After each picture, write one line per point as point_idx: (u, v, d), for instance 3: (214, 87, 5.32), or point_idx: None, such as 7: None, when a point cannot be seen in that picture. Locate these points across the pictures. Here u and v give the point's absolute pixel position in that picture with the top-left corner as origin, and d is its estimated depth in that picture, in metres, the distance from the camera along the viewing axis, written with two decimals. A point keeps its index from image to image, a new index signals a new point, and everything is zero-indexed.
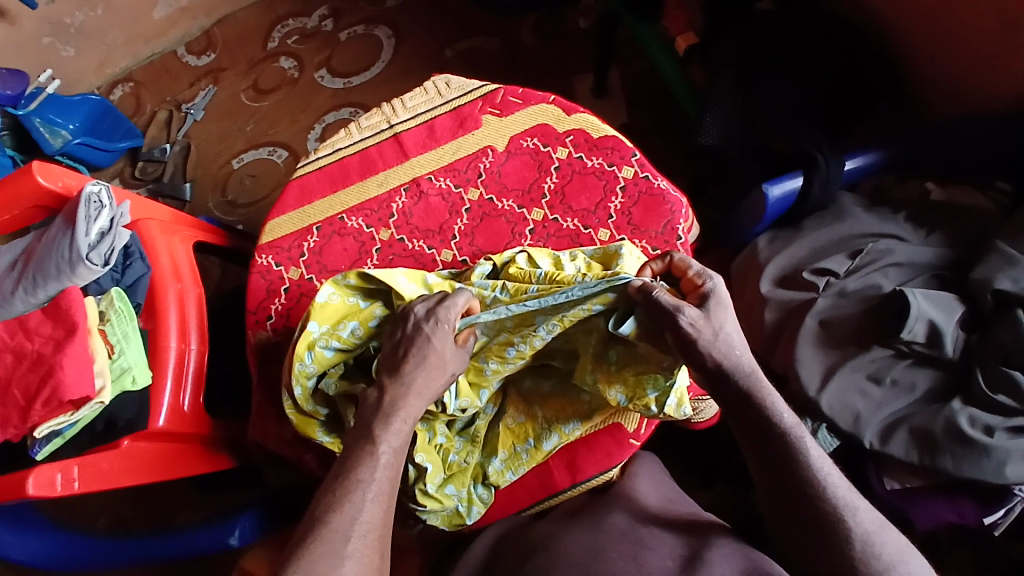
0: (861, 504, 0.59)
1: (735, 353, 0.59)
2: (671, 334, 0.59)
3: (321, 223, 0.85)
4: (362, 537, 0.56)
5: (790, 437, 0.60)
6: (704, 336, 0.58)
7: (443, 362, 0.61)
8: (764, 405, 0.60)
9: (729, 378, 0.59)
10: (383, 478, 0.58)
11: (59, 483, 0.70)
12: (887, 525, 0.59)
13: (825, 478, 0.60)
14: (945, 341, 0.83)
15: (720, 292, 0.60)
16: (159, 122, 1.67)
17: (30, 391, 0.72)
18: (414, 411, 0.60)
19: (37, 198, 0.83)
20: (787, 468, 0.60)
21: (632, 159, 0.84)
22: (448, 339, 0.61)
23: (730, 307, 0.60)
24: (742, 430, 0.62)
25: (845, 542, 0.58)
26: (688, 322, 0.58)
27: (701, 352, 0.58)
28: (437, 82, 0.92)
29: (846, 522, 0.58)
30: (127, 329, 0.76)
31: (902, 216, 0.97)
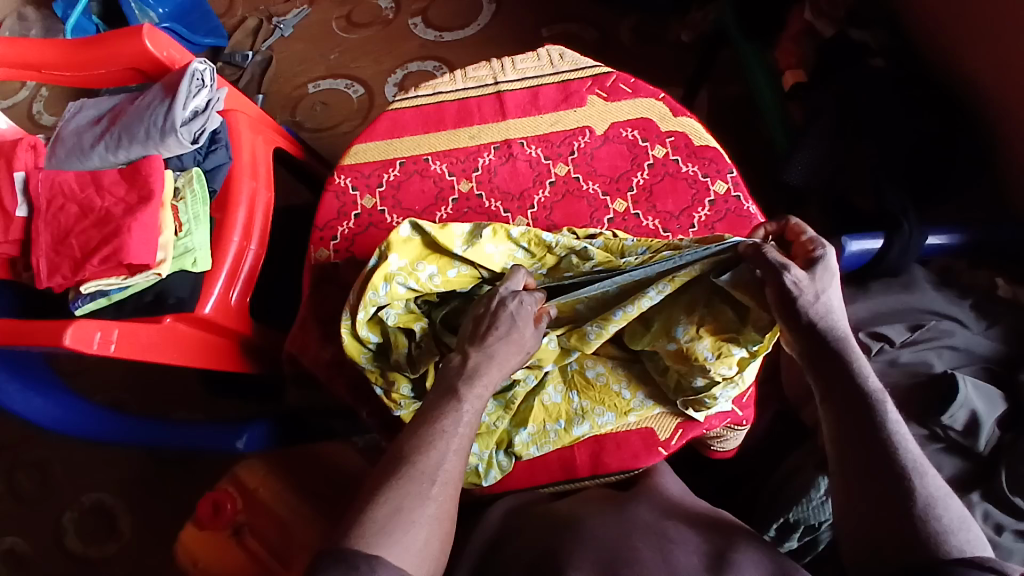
0: (930, 469, 0.54)
1: (832, 315, 0.58)
2: (771, 290, 0.58)
3: (405, 159, 0.85)
4: (444, 485, 0.54)
5: (874, 398, 0.56)
6: (805, 296, 0.57)
7: (522, 339, 0.59)
8: (851, 364, 0.58)
9: (820, 334, 0.58)
10: (463, 435, 0.56)
11: (96, 342, 0.65)
12: (953, 497, 0.53)
13: (899, 437, 0.55)
14: (981, 434, 0.80)
15: (827, 253, 0.60)
16: (246, 29, 1.66)
17: (90, 246, 0.72)
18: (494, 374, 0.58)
19: (135, 60, 0.82)
20: (860, 418, 0.56)
21: (727, 175, 0.83)
22: (529, 318, 0.59)
23: (836, 275, 0.59)
24: (819, 385, 0.59)
25: (908, 499, 0.51)
26: (793, 281, 0.57)
27: (800, 311, 0.57)
28: (551, 51, 0.91)
29: (912, 481, 0.52)
30: (199, 211, 0.76)
31: (969, 302, 0.95)
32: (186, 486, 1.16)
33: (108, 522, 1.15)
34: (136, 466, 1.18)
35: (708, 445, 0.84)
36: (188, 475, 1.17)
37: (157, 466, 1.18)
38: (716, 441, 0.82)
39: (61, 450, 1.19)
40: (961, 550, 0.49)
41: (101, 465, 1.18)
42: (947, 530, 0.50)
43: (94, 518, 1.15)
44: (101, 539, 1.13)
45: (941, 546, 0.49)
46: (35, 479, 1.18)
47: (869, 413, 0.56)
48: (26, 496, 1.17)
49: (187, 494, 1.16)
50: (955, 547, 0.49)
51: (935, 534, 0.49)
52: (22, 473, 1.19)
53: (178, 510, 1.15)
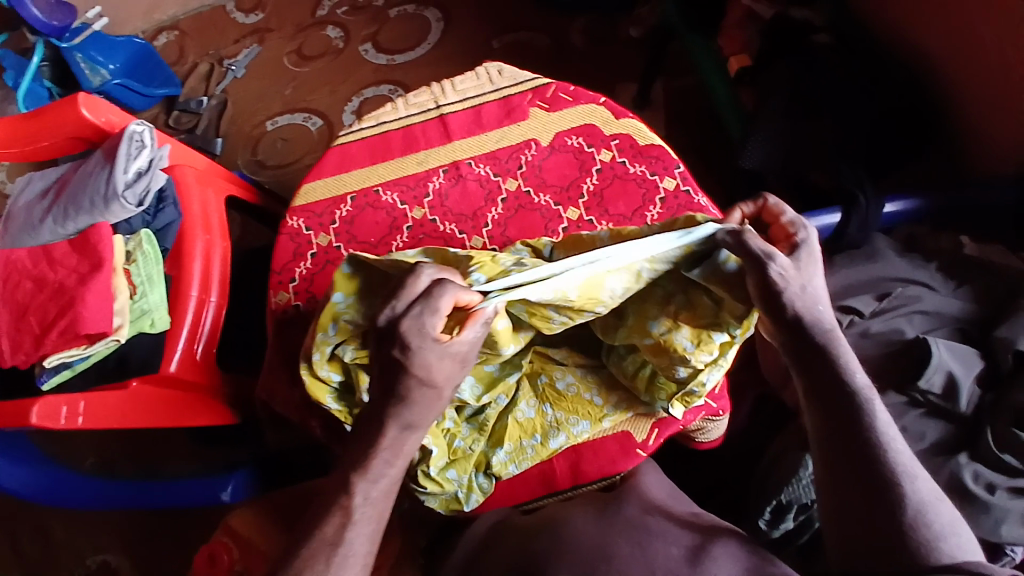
0: (919, 474, 0.56)
1: (818, 307, 0.57)
2: (755, 284, 0.55)
3: (356, 193, 0.85)
4: (348, 554, 0.55)
5: (860, 396, 0.57)
6: (791, 288, 0.55)
7: (429, 379, 0.53)
8: (837, 360, 0.58)
9: (807, 330, 0.56)
10: (378, 499, 0.56)
11: (64, 416, 0.70)
12: (943, 499, 0.56)
13: (890, 441, 0.56)
14: (961, 395, 0.81)
15: (810, 244, 0.58)
16: (199, 74, 1.67)
17: (48, 320, 0.72)
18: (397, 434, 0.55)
19: (77, 131, 0.83)
20: (851, 424, 0.56)
21: (675, 171, 0.83)
22: (431, 351, 0.52)
23: (819, 263, 0.58)
24: (807, 384, 0.59)
25: (899, 506, 0.54)
26: (778, 272, 0.54)
27: (784, 303, 0.55)
28: (490, 69, 0.92)
29: (903, 489, 0.54)
30: (152, 272, 0.76)
31: (934, 264, 0.95)
32: (184, 539, 1.16)
33: None
34: (132, 525, 1.17)
35: (692, 437, 0.84)
36: (185, 528, 1.17)
37: (152, 522, 1.17)
38: (698, 433, 0.83)
39: (54, 517, 1.19)
40: (951, 556, 0.52)
41: (98, 527, 1.18)
42: (938, 537, 0.52)
43: None
44: None
45: (929, 553, 0.51)
46: (32, 550, 1.18)
47: (859, 416, 0.57)
48: (25, 567, 1.17)
49: (186, 547, 1.16)
50: (944, 553, 0.52)
51: (926, 543, 0.52)
52: (19, 545, 1.18)
53: (179, 564, 1.14)
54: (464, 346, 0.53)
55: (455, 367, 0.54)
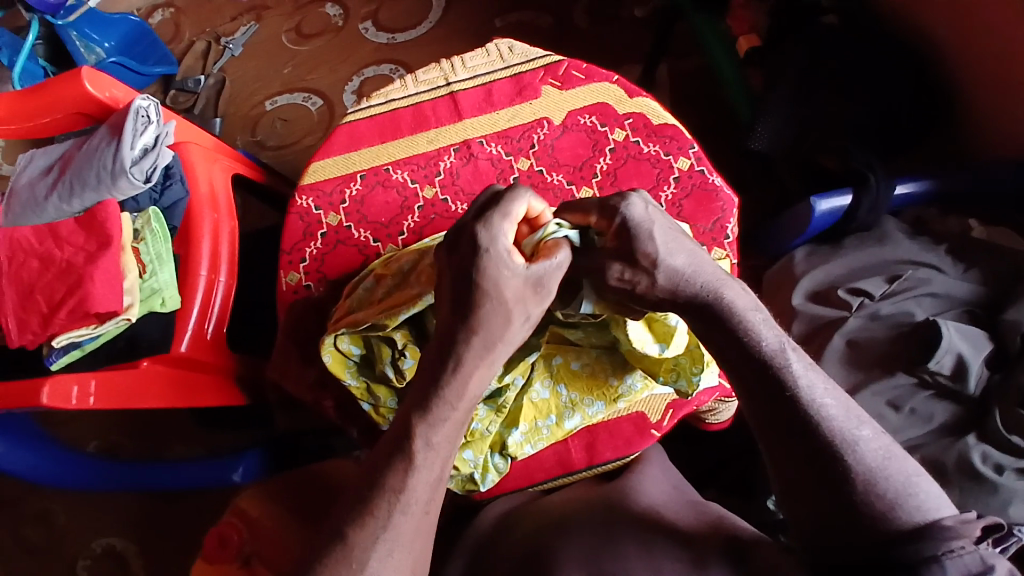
0: (864, 436, 0.50)
1: (684, 278, 0.54)
2: (614, 292, 0.57)
3: (366, 171, 0.84)
4: (405, 513, 0.50)
5: (774, 364, 0.52)
6: (642, 283, 0.54)
7: (502, 304, 0.52)
8: (743, 328, 0.53)
9: (697, 306, 0.54)
10: (441, 444, 0.52)
11: (74, 397, 0.69)
12: (895, 454, 0.50)
13: (819, 407, 0.50)
14: (970, 377, 0.82)
15: (636, 221, 0.54)
16: (195, 53, 1.63)
17: (55, 299, 0.71)
18: (471, 368, 0.52)
19: (80, 103, 0.81)
20: (779, 400, 0.51)
21: (689, 151, 0.83)
22: (505, 270, 0.52)
23: (666, 229, 0.54)
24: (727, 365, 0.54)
25: (845, 481, 0.48)
26: (618, 275, 0.55)
27: (649, 296, 0.55)
28: (500, 46, 0.90)
29: (847, 458, 0.49)
30: (161, 250, 0.75)
31: (943, 246, 0.95)
32: (189, 521, 1.16)
33: (115, 567, 1.14)
34: (137, 507, 1.17)
35: (701, 418, 0.84)
36: (190, 509, 1.16)
37: (156, 504, 1.17)
38: (707, 414, 0.83)
39: (57, 501, 1.19)
40: (913, 517, 0.47)
41: (102, 510, 1.18)
42: (892, 503, 0.47)
43: (101, 565, 1.14)
44: None
45: (886, 519, 0.47)
46: (36, 533, 1.17)
47: (784, 389, 0.51)
48: (30, 550, 1.17)
49: (191, 528, 1.16)
50: (904, 518, 0.47)
51: (882, 513, 0.47)
52: (22, 529, 1.18)
53: (185, 546, 1.14)
54: (542, 269, 0.54)
55: (524, 303, 0.53)
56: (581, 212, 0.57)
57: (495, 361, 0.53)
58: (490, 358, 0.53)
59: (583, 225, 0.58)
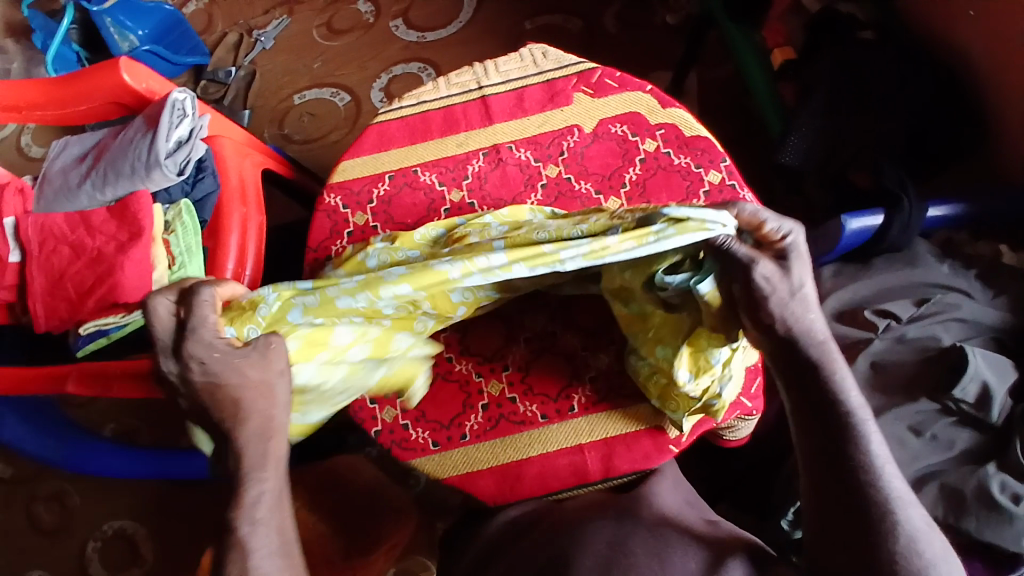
0: (912, 501, 0.52)
1: (808, 322, 0.55)
2: (741, 290, 0.54)
3: (394, 172, 0.84)
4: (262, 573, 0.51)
5: (852, 417, 0.54)
6: (778, 293, 0.53)
7: (260, 385, 0.52)
8: (829, 376, 0.55)
9: (800, 344, 0.55)
10: (267, 514, 0.52)
11: (98, 385, 0.71)
12: (935, 529, 0.52)
13: (881, 465, 0.53)
14: (994, 405, 0.80)
15: (801, 250, 0.55)
16: (227, 45, 1.64)
17: (85, 286, 0.72)
18: (255, 447, 0.52)
19: (117, 95, 0.82)
20: (842, 444, 0.53)
21: (721, 165, 0.82)
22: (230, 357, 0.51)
23: (808, 263, 0.55)
24: (795, 400, 0.56)
25: (888, 535, 0.50)
26: (764, 275, 0.53)
27: (769, 311, 0.54)
28: (534, 51, 0.90)
29: (896, 514, 0.51)
30: (191, 243, 0.75)
31: (974, 272, 0.93)
32: (201, 509, 1.17)
33: (127, 550, 1.16)
34: (151, 492, 1.19)
35: (719, 435, 0.83)
36: (202, 498, 1.18)
37: (171, 490, 1.19)
38: (726, 431, 0.82)
39: (74, 482, 1.21)
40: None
41: (117, 493, 1.19)
42: (927, 564, 0.49)
43: (114, 547, 1.16)
44: (123, 567, 1.15)
45: None
46: (52, 511, 1.19)
47: (848, 438, 0.53)
48: (46, 529, 1.19)
49: (202, 516, 1.17)
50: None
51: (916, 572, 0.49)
52: (39, 507, 1.20)
53: (195, 534, 1.16)
54: (253, 369, 0.51)
55: (265, 385, 0.52)
56: (760, 220, 0.55)
57: (276, 428, 0.54)
58: (270, 428, 0.53)
59: (748, 232, 0.56)
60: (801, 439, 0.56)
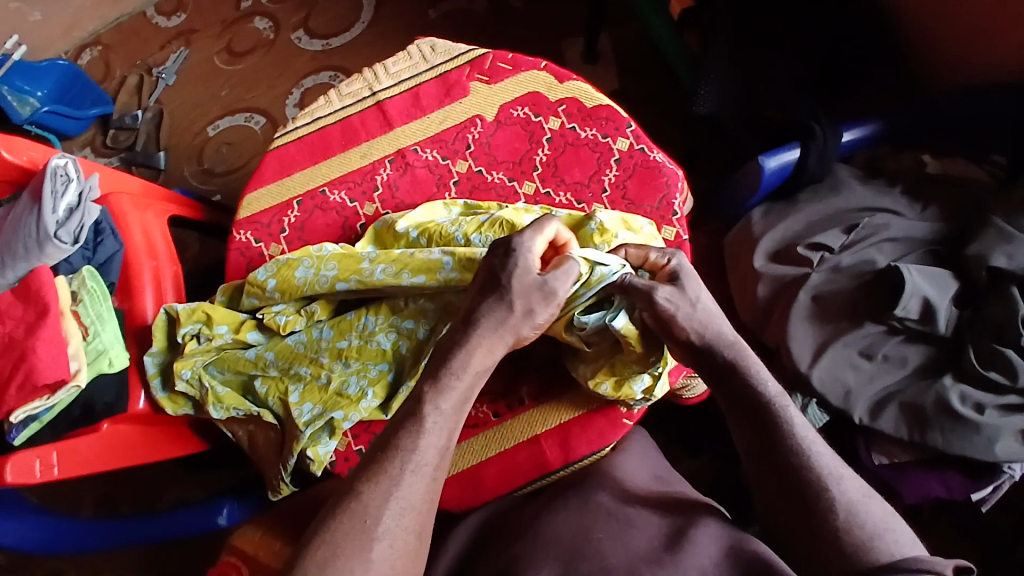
0: (846, 474, 0.55)
1: (711, 327, 0.60)
2: (650, 316, 0.61)
3: (302, 196, 0.82)
4: (399, 516, 0.53)
5: (773, 405, 0.58)
6: (682, 309, 0.60)
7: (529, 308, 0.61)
8: (748, 376, 0.59)
9: (713, 350, 0.60)
10: (449, 412, 0.58)
11: (36, 470, 0.71)
12: (873, 495, 0.55)
13: (811, 450, 0.56)
14: (938, 317, 0.81)
15: (687, 268, 0.63)
16: (130, 88, 1.59)
17: (2, 376, 0.69)
18: (484, 354, 0.60)
19: (1, 173, 0.79)
20: (767, 430, 0.57)
21: (627, 130, 0.81)
22: (534, 276, 0.61)
23: (699, 279, 0.63)
24: (721, 396, 0.60)
25: (828, 513, 0.53)
26: (665, 298, 0.60)
27: (680, 326, 0.60)
28: (422, 46, 0.87)
29: (831, 491, 0.54)
30: (101, 311, 0.73)
31: (897, 189, 0.95)
32: (192, 565, 1.15)
33: None
34: (140, 557, 1.17)
35: (677, 394, 0.83)
36: (190, 553, 1.16)
37: (157, 553, 1.17)
38: (681, 390, 0.82)
39: (59, 562, 1.18)
40: (886, 552, 0.51)
41: (106, 565, 1.17)
42: (871, 536, 0.51)
43: None
44: None
45: (864, 554, 0.50)
46: None
47: (776, 427, 0.57)
48: None
49: (194, 572, 1.15)
50: (881, 551, 0.51)
51: (861, 544, 0.51)
52: None
53: None
54: (557, 279, 0.61)
55: (542, 292, 0.61)
56: (646, 252, 0.65)
57: (484, 371, 0.60)
58: (479, 370, 0.60)
59: (642, 266, 0.66)
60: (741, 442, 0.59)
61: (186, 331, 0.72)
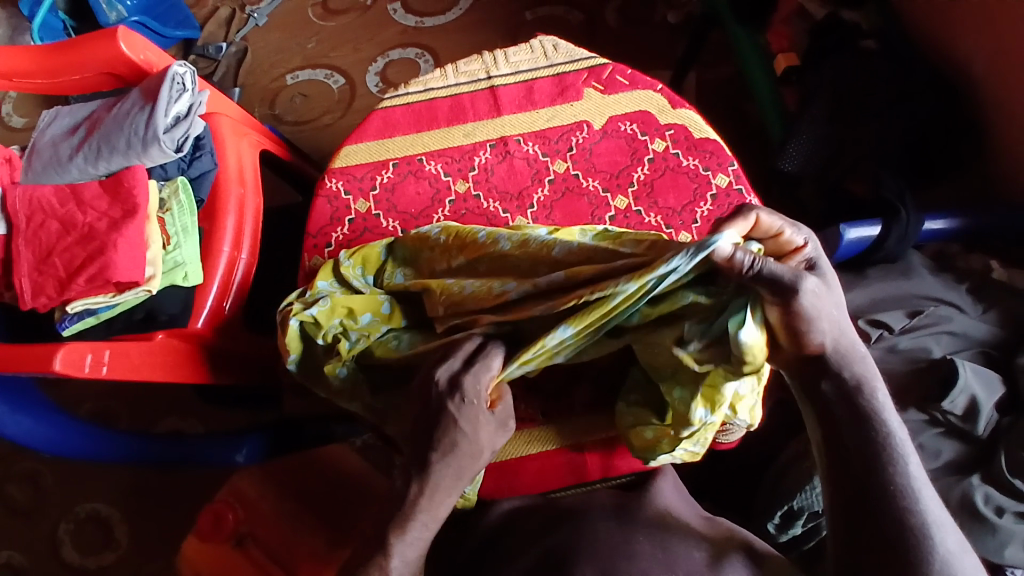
0: (945, 522, 0.48)
1: (840, 334, 0.50)
2: (779, 313, 0.48)
3: (398, 160, 0.82)
4: None
5: (887, 440, 0.50)
6: (822, 308, 0.48)
7: (477, 446, 0.51)
8: (865, 399, 0.51)
9: (832, 362, 0.51)
10: (428, 508, 0.51)
11: (87, 366, 0.64)
12: (969, 551, 0.49)
13: (916, 487, 0.49)
14: (980, 419, 0.80)
15: (823, 260, 0.51)
16: (219, 19, 1.59)
17: (74, 264, 0.68)
18: (455, 475, 0.51)
19: (111, 64, 0.78)
20: (870, 458, 0.50)
21: (729, 168, 0.82)
22: (480, 414, 0.50)
23: (834, 275, 0.51)
24: (817, 412, 0.52)
25: (922, 561, 0.46)
26: (811, 293, 0.47)
27: (812, 331, 0.49)
28: (545, 43, 0.89)
29: (930, 539, 0.47)
30: (187, 223, 0.73)
31: (965, 286, 0.95)
32: (180, 496, 1.14)
33: (101, 535, 1.12)
34: (128, 476, 1.15)
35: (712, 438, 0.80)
36: (181, 483, 1.15)
37: (147, 475, 1.15)
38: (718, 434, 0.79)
39: (46, 462, 1.16)
40: None
41: (91, 477, 1.16)
42: None
43: (87, 531, 1.12)
44: (96, 552, 1.11)
45: None
46: (21, 496, 1.15)
47: (884, 460, 0.49)
48: (15, 511, 1.14)
49: (179, 503, 1.14)
50: None
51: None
52: (9, 489, 1.16)
53: (175, 520, 1.13)
54: (473, 382, 0.50)
55: (468, 401, 0.50)
56: (778, 228, 0.51)
57: (461, 490, 0.52)
58: (457, 488, 0.51)
59: (762, 242, 0.53)
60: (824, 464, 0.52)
61: (329, 334, 0.65)
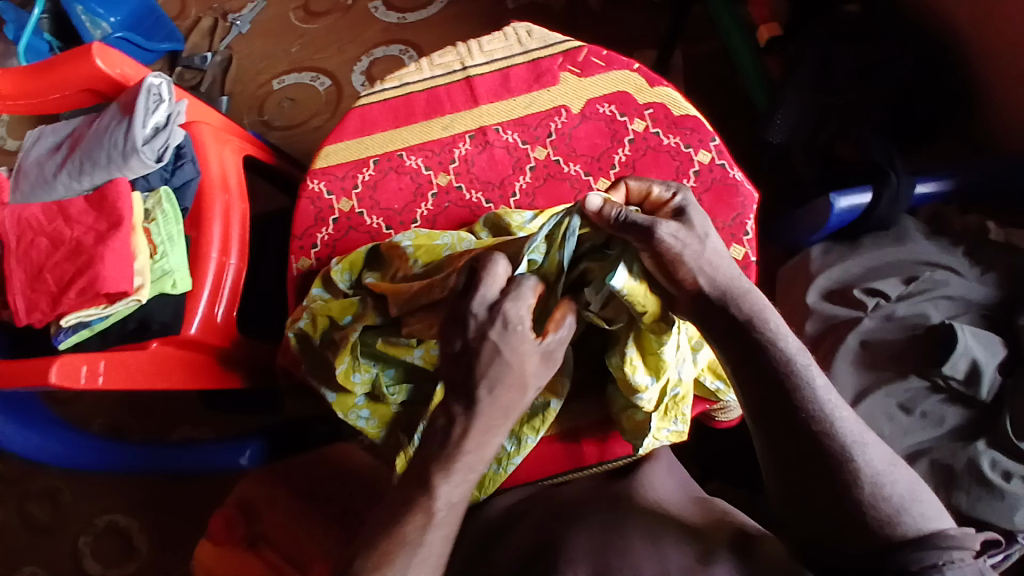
0: (869, 441, 0.53)
1: (718, 269, 0.56)
2: (651, 257, 0.56)
3: (379, 156, 0.83)
4: None
5: (792, 369, 0.54)
6: (688, 247, 0.55)
7: (523, 378, 0.53)
8: (761, 328, 0.55)
9: (724, 298, 0.55)
10: (453, 495, 0.53)
11: (82, 377, 0.64)
12: (898, 464, 0.53)
13: (833, 413, 0.53)
14: (983, 381, 0.79)
15: (694, 204, 0.58)
16: (202, 29, 1.59)
17: (65, 279, 0.70)
18: (486, 441, 0.53)
19: (91, 81, 0.79)
20: (780, 393, 0.53)
21: (710, 144, 0.81)
22: (525, 345, 0.53)
23: (704, 214, 0.58)
24: (728, 352, 0.56)
25: (853, 484, 0.51)
26: (670, 233, 0.55)
27: (688, 266, 0.55)
28: (518, 30, 0.88)
29: (856, 462, 0.51)
30: (172, 232, 0.74)
31: (961, 248, 0.93)
32: (193, 503, 1.16)
33: (118, 545, 1.14)
34: (141, 486, 1.17)
35: (711, 415, 0.79)
36: (193, 490, 1.17)
37: (159, 484, 1.17)
38: (718, 410, 0.77)
39: (60, 477, 1.19)
40: (916, 528, 0.49)
41: (106, 489, 1.18)
42: (898, 510, 0.50)
43: (105, 544, 1.14)
44: (115, 563, 1.13)
45: (889, 528, 0.49)
46: (39, 511, 1.18)
47: (795, 390, 0.53)
48: (34, 527, 1.17)
49: (192, 510, 1.16)
50: (909, 526, 0.49)
51: (888, 520, 0.49)
52: (27, 506, 1.18)
53: (190, 527, 1.14)
54: (516, 310, 0.53)
55: (516, 340, 0.52)
56: (648, 188, 0.60)
57: (481, 465, 0.54)
58: (478, 464, 0.54)
59: (641, 205, 0.61)
60: (748, 405, 0.55)
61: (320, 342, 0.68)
